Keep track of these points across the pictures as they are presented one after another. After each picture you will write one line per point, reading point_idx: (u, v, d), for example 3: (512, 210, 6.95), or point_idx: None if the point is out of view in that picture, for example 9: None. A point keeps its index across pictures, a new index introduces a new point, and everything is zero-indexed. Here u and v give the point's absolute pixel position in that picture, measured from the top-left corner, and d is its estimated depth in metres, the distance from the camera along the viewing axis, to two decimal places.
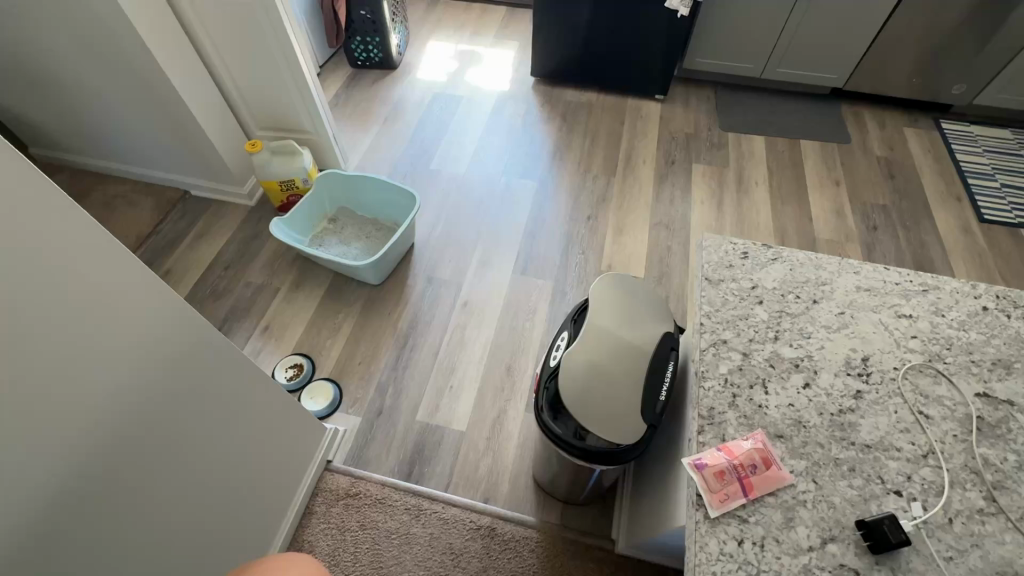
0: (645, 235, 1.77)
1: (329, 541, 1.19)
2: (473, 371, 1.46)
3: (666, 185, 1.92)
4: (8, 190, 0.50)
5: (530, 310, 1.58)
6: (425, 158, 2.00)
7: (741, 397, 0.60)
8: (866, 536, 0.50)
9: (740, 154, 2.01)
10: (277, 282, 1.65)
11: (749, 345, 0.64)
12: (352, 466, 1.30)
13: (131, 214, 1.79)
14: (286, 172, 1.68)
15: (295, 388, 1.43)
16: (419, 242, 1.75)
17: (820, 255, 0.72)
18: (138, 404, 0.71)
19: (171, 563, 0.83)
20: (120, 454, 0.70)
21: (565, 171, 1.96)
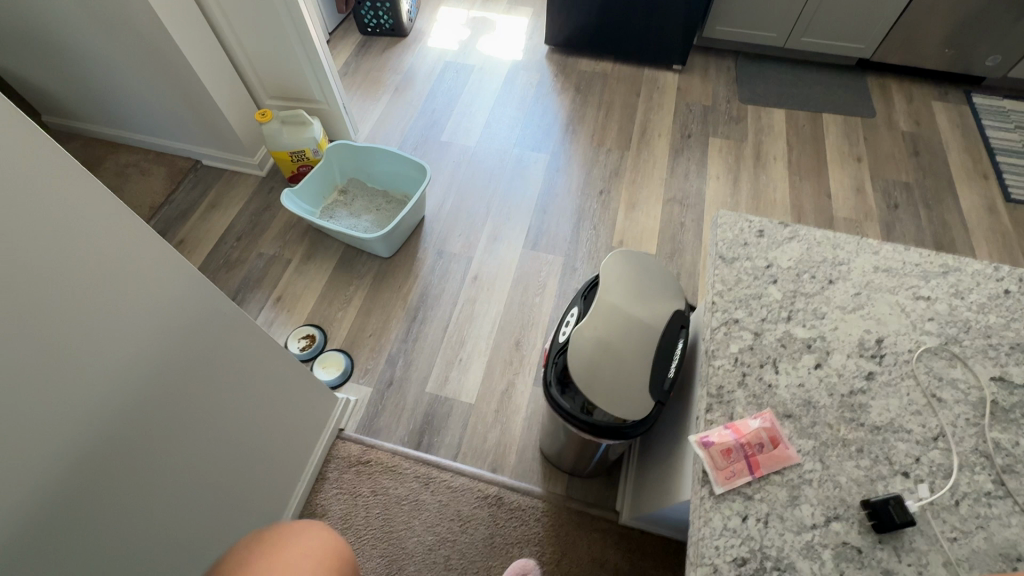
0: (658, 210, 1.74)
1: (342, 505, 1.23)
2: (483, 345, 1.47)
3: (681, 159, 1.87)
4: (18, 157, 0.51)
5: (540, 285, 1.58)
6: (436, 129, 1.97)
7: (751, 376, 0.60)
8: (870, 516, 0.51)
9: (759, 128, 1.95)
10: (288, 254, 1.66)
11: (761, 324, 0.63)
12: (363, 434, 1.33)
13: (144, 184, 1.80)
14: (296, 143, 1.67)
15: (307, 358, 1.45)
16: (429, 215, 1.74)
17: (838, 234, 0.71)
18: (154, 369, 0.73)
19: (191, 523, 0.87)
20: (137, 418, 0.72)
21: (578, 144, 1.92)
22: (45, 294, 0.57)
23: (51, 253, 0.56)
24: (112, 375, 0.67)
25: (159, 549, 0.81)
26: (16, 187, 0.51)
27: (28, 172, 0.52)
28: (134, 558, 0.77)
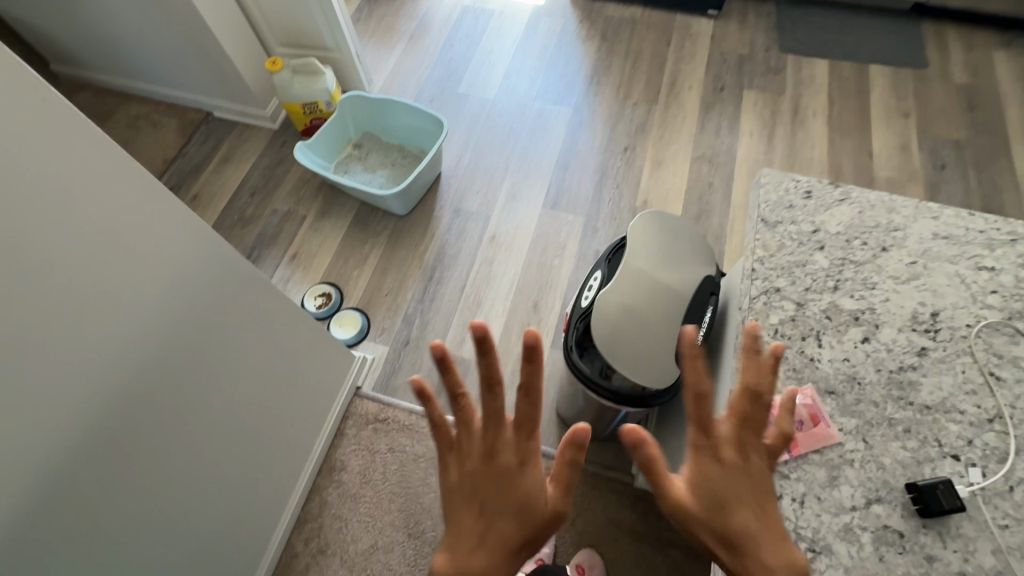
0: (686, 169, 1.66)
1: (359, 461, 1.25)
2: (500, 307, 1.45)
3: (713, 114, 1.76)
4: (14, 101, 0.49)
5: (559, 246, 1.53)
6: (453, 80, 1.88)
7: (793, 349, 0.60)
8: (915, 500, 0.52)
9: (799, 81, 1.82)
10: (303, 210, 1.63)
11: (806, 294, 0.63)
12: (380, 393, 1.34)
13: (157, 136, 1.77)
14: (309, 94, 1.61)
15: (324, 316, 1.45)
16: (446, 172, 1.69)
17: (895, 198, 0.68)
18: (170, 330, 0.73)
19: (212, 479, 0.89)
20: (156, 376, 0.72)
21: (603, 97, 1.82)
22: (55, 249, 0.55)
23: (58, 206, 0.55)
24: (129, 336, 0.67)
25: (180, 505, 0.83)
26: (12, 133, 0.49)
27: (24, 116, 0.50)
28: (157, 513, 0.78)
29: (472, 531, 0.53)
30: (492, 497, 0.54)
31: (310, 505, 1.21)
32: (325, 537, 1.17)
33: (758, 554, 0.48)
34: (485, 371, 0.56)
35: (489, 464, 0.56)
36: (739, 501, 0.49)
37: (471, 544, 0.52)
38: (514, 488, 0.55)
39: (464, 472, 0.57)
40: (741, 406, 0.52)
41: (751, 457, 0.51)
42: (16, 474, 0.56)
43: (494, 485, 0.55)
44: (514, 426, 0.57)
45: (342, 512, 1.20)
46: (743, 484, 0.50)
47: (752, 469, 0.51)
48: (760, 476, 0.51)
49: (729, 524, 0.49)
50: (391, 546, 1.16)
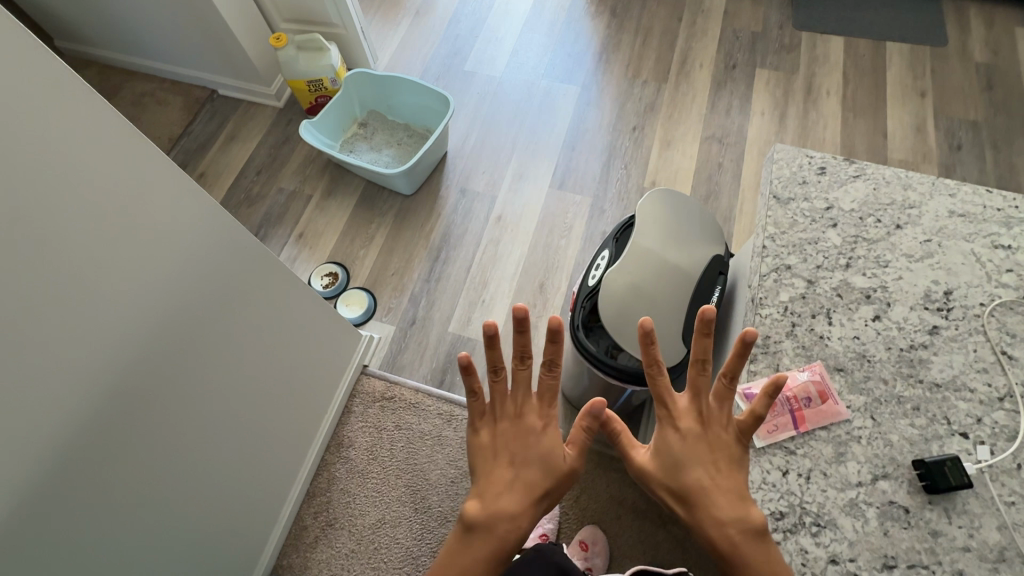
0: (696, 149, 1.63)
1: (367, 438, 1.27)
2: (505, 287, 1.45)
3: (723, 93, 1.73)
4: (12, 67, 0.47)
5: (566, 227, 1.52)
6: (460, 57, 1.85)
7: (801, 326, 0.60)
8: (921, 477, 0.53)
9: (813, 59, 1.77)
10: (309, 189, 1.62)
11: (816, 272, 0.62)
12: (387, 371, 1.35)
13: (162, 114, 1.76)
14: (313, 71, 1.58)
15: (330, 295, 1.46)
16: (452, 151, 1.67)
17: (911, 174, 0.67)
18: (175, 305, 0.73)
19: (221, 452, 0.90)
20: (162, 350, 0.73)
21: (611, 76, 1.79)
22: (59, 220, 0.55)
23: (61, 175, 0.54)
24: (133, 310, 0.66)
25: (191, 477, 0.84)
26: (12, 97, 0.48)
27: (24, 82, 0.49)
28: (168, 485, 0.80)
29: (502, 479, 0.61)
30: (519, 451, 0.62)
31: (318, 480, 1.23)
32: (333, 510, 1.20)
33: (711, 510, 0.53)
34: (517, 347, 0.63)
35: (516, 424, 0.64)
36: (693, 463, 0.55)
37: (499, 490, 0.60)
38: (536, 447, 0.62)
39: (494, 432, 0.64)
40: (701, 380, 0.56)
41: (711, 426, 0.56)
42: (26, 444, 0.57)
43: (519, 441, 0.63)
44: (538, 396, 0.65)
45: (350, 486, 1.22)
46: (701, 449, 0.55)
47: (712, 442, 0.55)
48: (720, 443, 0.55)
49: (685, 483, 0.54)
50: (398, 520, 1.18)
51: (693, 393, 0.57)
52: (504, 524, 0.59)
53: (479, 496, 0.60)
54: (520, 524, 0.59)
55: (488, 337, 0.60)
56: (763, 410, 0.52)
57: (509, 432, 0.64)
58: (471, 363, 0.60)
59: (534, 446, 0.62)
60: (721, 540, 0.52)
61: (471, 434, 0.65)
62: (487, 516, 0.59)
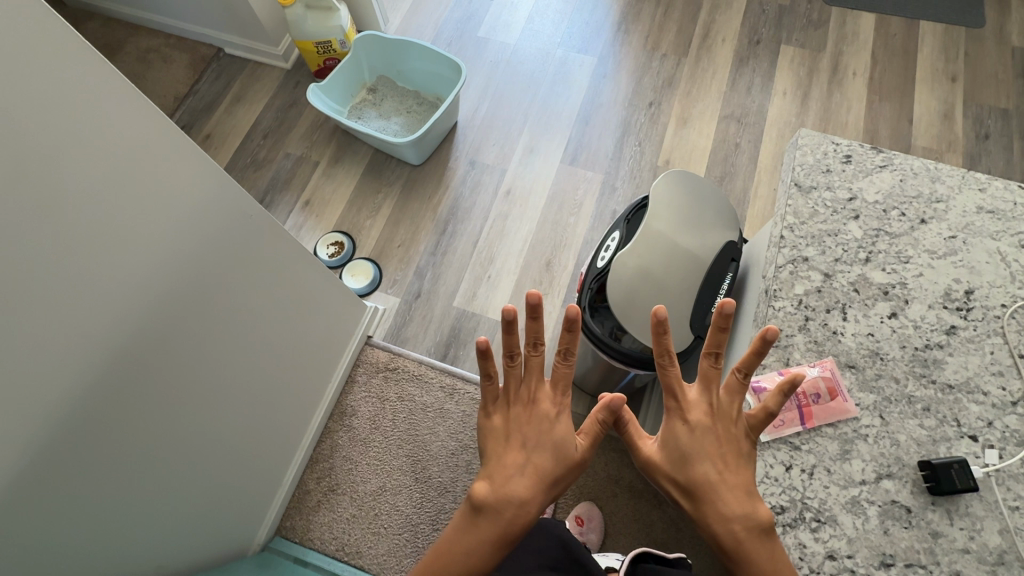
0: (713, 128, 1.59)
1: (370, 407, 1.28)
2: (512, 263, 1.43)
3: (745, 70, 1.67)
4: (12, 25, 0.46)
5: (576, 204, 1.50)
6: (473, 22, 1.78)
7: (815, 321, 0.59)
8: (927, 477, 0.52)
9: (841, 37, 1.70)
10: (316, 155, 1.59)
11: (834, 265, 0.60)
12: (390, 343, 1.35)
13: (167, 72, 1.72)
14: (323, 32, 1.53)
15: (336, 264, 1.45)
16: (462, 121, 1.63)
17: (940, 166, 0.64)
18: (180, 271, 0.73)
19: (226, 418, 0.91)
20: (167, 314, 0.72)
21: (630, 47, 1.72)
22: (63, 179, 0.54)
23: (62, 132, 0.52)
24: (140, 276, 0.66)
25: (196, 442, 0.85)
26: (10, 51, 0.46)
27: (26, 39, 0.47)
28: (175, 450, 0.81)
29: (513, 463, 0.61)
30: (531, 436, 0.62)
31: (321, 447, 1.25)
32: (336, 477, 1.22)
33: (717, 505, 0.53)
34: (530, 333, 0.63)
35: (529, 410, 0.64)
36: (702, 458, 0.55)
37: (510, 474, 0.60)
38: (548, 434, 0.62)
39: (506, 416, 0.64)
40: (713, 374, 0.57)
41: (722, 419, 0.56)
42: (32, 406, 0.57)
43: (532, 426, 0.63)
44: (552, 383, 0.65)
45: (352, 454, 1.24)
46: (713, 442, 0.55)
47: (721, 437, 0.56)
48: (730, 438, 0.55)
49: (693, 476, 0.55)
50: (399, 488, 1.20)
51: (705, 384, 0.57)
52: (513, 510, 0.59)
53: (489, 479, 0.61)
54: (528, 509, 0.60)
55: (505, 322, 0.59)
56: (774, 406, 0.53)
57: (521, 417, 0.64)
58: (487, 347, 0.60)
59: (546, 433, 0.62)
60: (726, 534, 0.52)
61: (482, 419, 0.65)
62: (496, 499, 0.59)
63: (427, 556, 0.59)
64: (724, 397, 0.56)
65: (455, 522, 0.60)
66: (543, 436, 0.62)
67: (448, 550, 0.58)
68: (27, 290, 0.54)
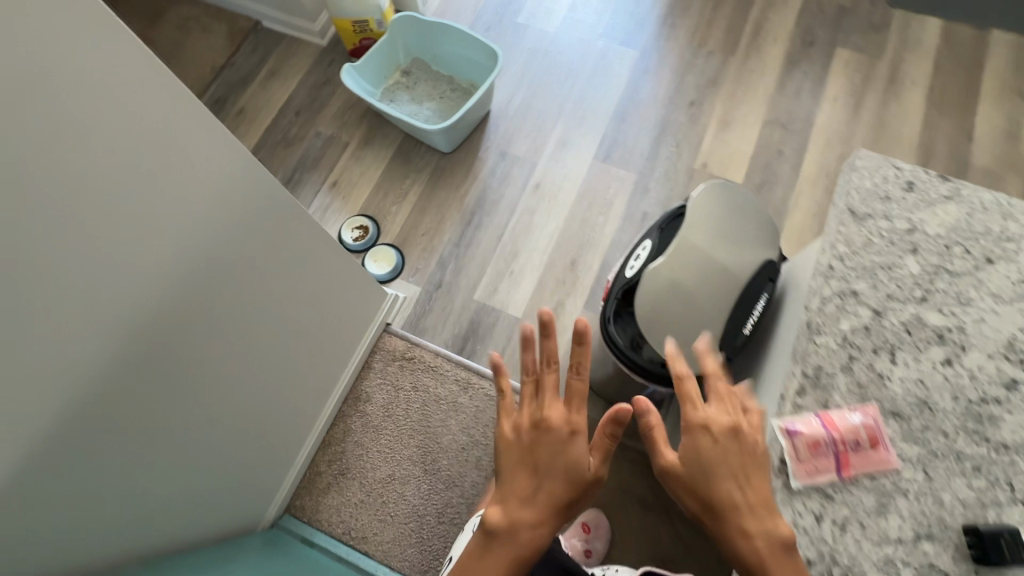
0: (756, 134, 1.52)
1: (384, 395, 1.28)
2: (536, 260, 1.41)
3: (795, 73, 1.59)
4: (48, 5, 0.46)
5: (606, 203, 1.46)
6: (514, 8, 1.73)
7: (859, 361, 0.55)
8: (971, 544, 0.49)
9: (901, 43, 1.60)
10: (346, 137, 1.58)
11: (885, 303, 0.56)
12: (409, 332, 1.35)
13: (205, 43, 1.72)
14: (361, 11, 1.50)
15: (359, 249, 1.44)
16: (495, 110, 1.60)
17: (1016, 201, 0.59)
18: (200, 255, 0.72)
19: (242, 400, 0.92)
20: (193, 298, 0.74)
21: (675, 43, 1.65)
22: (84, 158, 0.53)
23: (88, 108, 0.51)
24: (160, 258, 0.66)
25: (212, 422, 0.87)
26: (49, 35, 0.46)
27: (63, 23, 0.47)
28: (193, 428, 0.83)
29: (525, 487, 0.59)
30: (543, 459, 0.60)
31: (334, 430, 1.26)
32: (346, 461, 1.23)
33: (741, 523, 0.52)
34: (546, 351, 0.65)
35: (540, 432, 0.61)
36: (723, 475, 0.54)
37: (523, 497, 0.59)
38: (561, 455, 0.60)
39: (518, 437, 0.62)
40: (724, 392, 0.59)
41: (743, 437, 0.56)
42: (47, 383, 0.57)
43: (544, 448, 0.60)
44: (565, 401, 0.64)
45: (363, 440, 1.24)
46: (733, 458, 0.55)
47: (744, 454, 0.55)
48: (752, 455, 0.55)
49: (713, 492, 0.54)
50: (407, 478, 1.21)
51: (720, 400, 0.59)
52: (526, 531, 0.58)
53: (501, 502, 0.59)
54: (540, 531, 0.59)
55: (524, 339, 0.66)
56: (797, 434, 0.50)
57: (532, 440, 0.61)
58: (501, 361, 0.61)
59: (559, 455, 0.60)
60: (749, 552, 0.51)
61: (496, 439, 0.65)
62: (508, 524, 0.58)
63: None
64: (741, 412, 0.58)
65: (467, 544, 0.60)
66: (556, 458, 0.60)
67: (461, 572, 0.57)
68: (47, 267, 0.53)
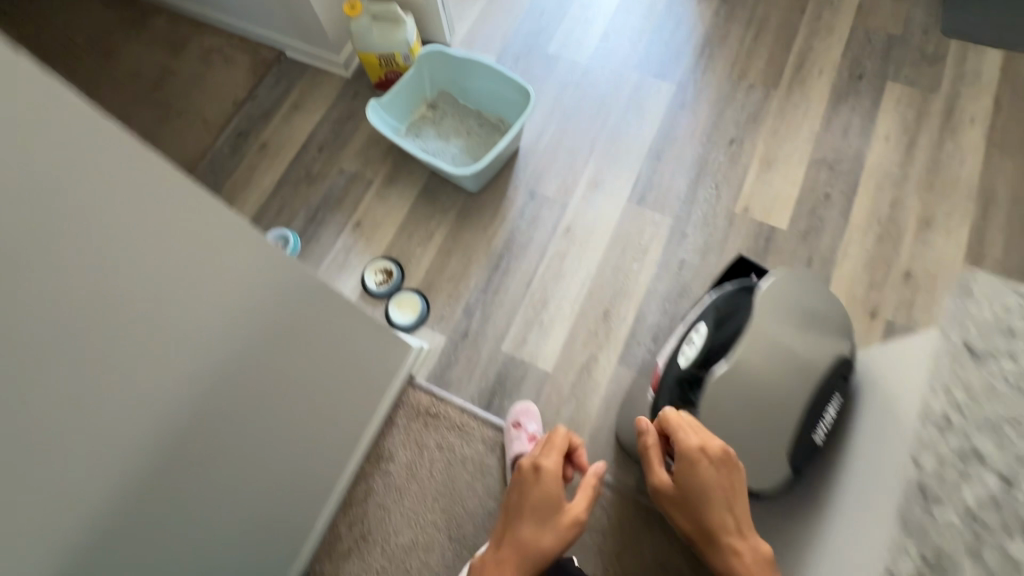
0: (801, 175, 1.43)
1: (407, 453, 1.23)
2: (567, 310, 1.34)
3: (844, 109, 1.50)
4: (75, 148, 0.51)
5: (641, 248, 1.38)
6: (543, 37, 1.67)
7: (991, 539, 0.45)
8: None
9: (959, 76, 1.50)
10: (370, 174, 1.53)
11: (1017, 462, 0.46)
12: (434, 385, 1.29)
13: (228, 74, 1.68)
14: (386, 45, 1.45)
15: (383, 294, 1.39)
16: (524, 146, 1.53)
17: None
18: (198, 342, 0.72)
19: (258, 472, 0.92)
20: (217, 386, 0.78)
21: (713, 75, 1.57)
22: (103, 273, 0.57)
23: (92, 222, 0.54)
24: (147, 341, 0.64)
25: (231, 497, 0.88)
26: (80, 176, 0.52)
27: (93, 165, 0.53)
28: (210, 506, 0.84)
29: (515, 505, 0.93)
30: (525, 497, 0.92)
31: (355, 490, 1.20)
32: (367, 524, 1.18)
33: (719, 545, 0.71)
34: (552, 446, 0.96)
35: (526, 481, 0.93)
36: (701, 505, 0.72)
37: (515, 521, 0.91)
38: (537, 494, 0.91)
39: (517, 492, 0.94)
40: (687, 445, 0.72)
41: (711, 479, 0.71)
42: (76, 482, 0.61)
43: (527, 489, 0.92)
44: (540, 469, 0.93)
45: (386, 502, 1.19)
46: (722, 477, 0.71)
47: (709, 493, 0.71)
48: (720, 493, 0.71)
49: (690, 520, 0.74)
50: (431, 545, 1.15)
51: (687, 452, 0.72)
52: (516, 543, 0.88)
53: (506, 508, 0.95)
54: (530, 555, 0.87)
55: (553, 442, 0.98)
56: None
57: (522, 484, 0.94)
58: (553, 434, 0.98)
59: (536, 494, 0.91)
60: (742, 568, 0.68)
61: (530, 466, 0.93)
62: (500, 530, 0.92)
63: (503, 544, 0.89)
64: (704, 459, 0.71)
65: (524, 532, 0.89)
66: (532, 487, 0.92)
67: (523, 546, 0.87)
68: (32, 363, 0.53)
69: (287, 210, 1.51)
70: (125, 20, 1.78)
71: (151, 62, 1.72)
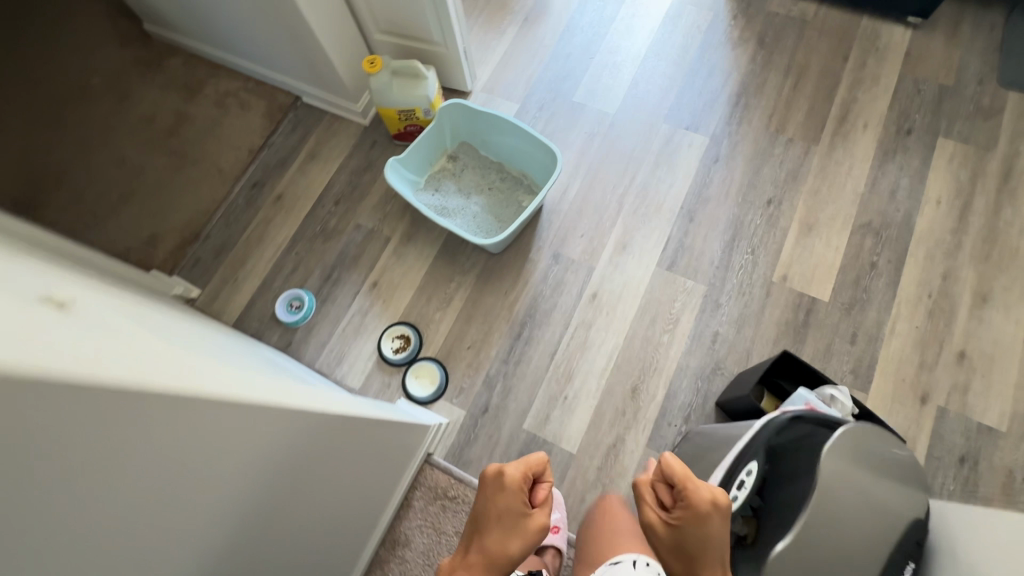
0: (844, 240, 1.34)
1: (424, 539, 1.17)
2: (593, 385, 1.27)
3: (890, 167, 1.40)
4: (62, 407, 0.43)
5: (672, 319, 1.31)
6: (569, 84, 1.59)
7: None
8: None
9: (1017, 133, 1.40)
10: (388, 230, 1.47)
11: None
12: (452, 464, 1.23)
13: (244, 120, 1.64)
14: (406, 100, 1.40)
15: (400, 362, 1.34)
16: (549, 203, 1.46)
17: None
18: (231, 501, 0.66)
19: None
20: (252, 532, 0.71)
21: (749, 127, 1.49)
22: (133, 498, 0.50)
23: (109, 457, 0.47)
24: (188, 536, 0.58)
25: None
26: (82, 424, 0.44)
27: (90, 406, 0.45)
28: None
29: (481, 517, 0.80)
30: (494, 512, 0.79)
31: None
32: None
33: None
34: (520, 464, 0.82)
35: (494, 492, 0.80)
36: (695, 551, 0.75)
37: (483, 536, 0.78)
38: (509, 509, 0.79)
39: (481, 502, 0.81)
40: (695, 498, 0.75)
41: (708, 529, 0.74)
42: None
43: (495, 503, 0.79)
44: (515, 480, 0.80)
45: None
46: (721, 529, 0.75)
47: (704, 541, 0.74)
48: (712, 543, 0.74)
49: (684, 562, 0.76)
50: None
51: (691, 503, 0.75)
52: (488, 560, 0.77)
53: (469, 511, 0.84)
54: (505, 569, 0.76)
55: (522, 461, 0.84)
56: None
57: (488, 496, 0.81)
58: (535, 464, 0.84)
59: (506, 510, 0.78)
60: None
61: (496, 473, 0.80)
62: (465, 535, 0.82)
63: (471, 552, 0.78)
64: (707, 510, 0.75)
65: (494, 540, 0.77)
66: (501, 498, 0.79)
67: (493, 555, 0.76)
68: None
69: (302, 268, 1.46)
70: (141, 61, 1.74)
71: (166, 106, 1.68)
